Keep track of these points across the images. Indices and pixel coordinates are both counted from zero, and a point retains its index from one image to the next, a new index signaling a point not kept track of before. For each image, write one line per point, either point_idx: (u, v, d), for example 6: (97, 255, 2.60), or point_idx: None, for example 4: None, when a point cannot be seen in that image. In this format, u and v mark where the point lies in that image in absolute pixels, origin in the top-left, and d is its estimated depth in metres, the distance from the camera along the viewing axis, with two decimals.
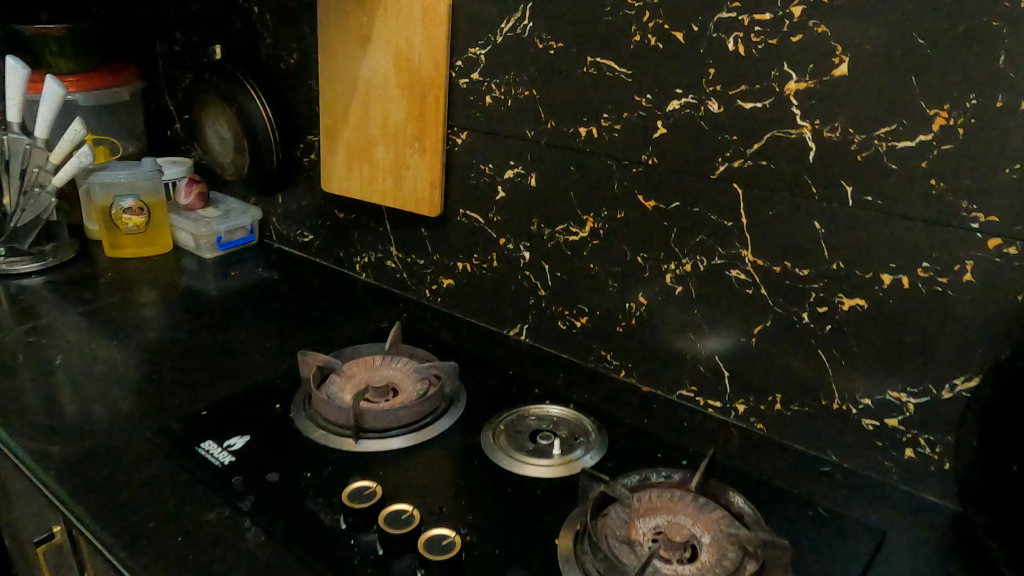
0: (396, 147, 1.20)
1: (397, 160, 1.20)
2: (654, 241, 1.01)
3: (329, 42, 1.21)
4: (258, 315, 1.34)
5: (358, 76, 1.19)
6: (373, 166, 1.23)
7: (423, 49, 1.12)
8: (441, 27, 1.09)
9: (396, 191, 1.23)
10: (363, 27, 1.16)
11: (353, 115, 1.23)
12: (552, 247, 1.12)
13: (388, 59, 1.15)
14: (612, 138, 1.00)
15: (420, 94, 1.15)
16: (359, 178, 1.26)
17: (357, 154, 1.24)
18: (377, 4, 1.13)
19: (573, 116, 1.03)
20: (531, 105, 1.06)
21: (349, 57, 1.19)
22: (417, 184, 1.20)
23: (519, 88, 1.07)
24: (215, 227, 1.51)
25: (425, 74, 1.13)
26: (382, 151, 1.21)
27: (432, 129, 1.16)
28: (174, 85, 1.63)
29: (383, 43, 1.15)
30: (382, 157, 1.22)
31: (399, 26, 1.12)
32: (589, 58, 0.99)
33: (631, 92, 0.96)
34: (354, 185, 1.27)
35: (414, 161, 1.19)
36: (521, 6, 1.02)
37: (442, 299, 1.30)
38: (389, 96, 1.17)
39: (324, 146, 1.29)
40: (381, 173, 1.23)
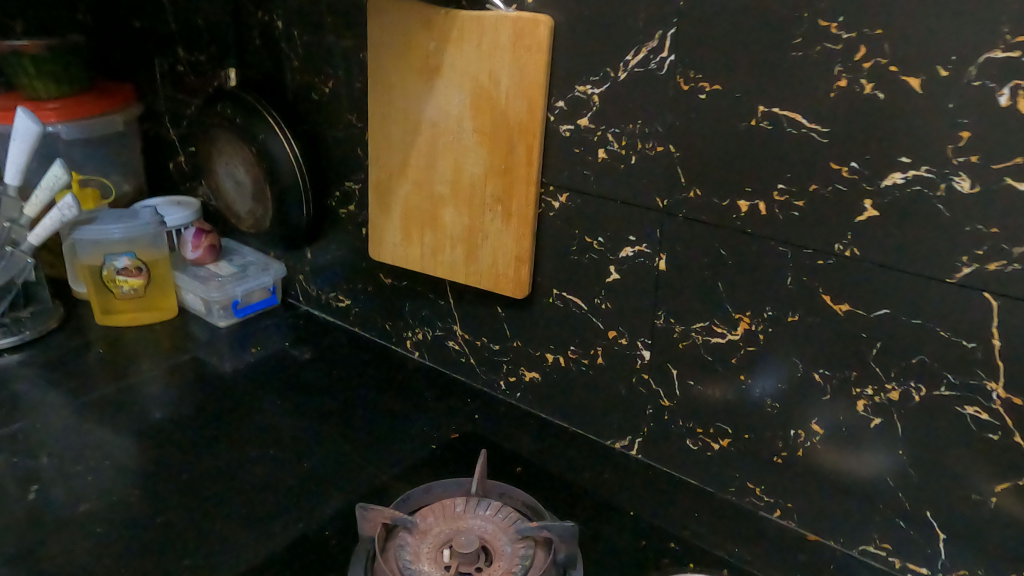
0: (470, 209, 0.92)
1: (472, 226, 0.92)
2: (843, 356, 0.74)
3: (379, 74, 0.92)
4: (289, 410, 1.06)
5: (421, 119, 0.91)
6: (440, 233, 0.95)
7: (512, 85, 0.83)
8: (540, 57, 0.81)
9: (469, 265, 0.95)
10: (429, 55, 0.87)
11: (412, 167, 0.94)
12: (685, 348, 0.85)
13: (463, 99, 0.87)
14: (789, 217, 0.73)
15: (506, 146, 0.86)
16: (419, 246, 0.98)
17: (417, 217, 0.96)
18: (450, 25, 0.84)
19: (729, 183, 0.75)
20: (665, 167, 0.79)
21: (408, 93, 0.91)
22: (498, 258, 0.93)
23: (648, 142, 0.79)
24: (230, 290, 1.23)
25: (514, 119, 0.85)
26: (452, 215, 0.93)
27: (521, 189, 0.88)
28: (178, 112, 1.34)
29: (456, 77, 0.86)
30: (451, 223, 0.94)
31: (480, 55, 0.84)
32: (763, 107, 0.71)
33: (825, 158, 0.69)
34: (412, 255, 0.99)
35: (494, 229, 0.91)
36: (658, 32, 0.74)
37: (523, 394, 1.04)
38: (462, 145, 0.89)
39: (371, 204, 1.00)
40: (450, 241, 0.95)
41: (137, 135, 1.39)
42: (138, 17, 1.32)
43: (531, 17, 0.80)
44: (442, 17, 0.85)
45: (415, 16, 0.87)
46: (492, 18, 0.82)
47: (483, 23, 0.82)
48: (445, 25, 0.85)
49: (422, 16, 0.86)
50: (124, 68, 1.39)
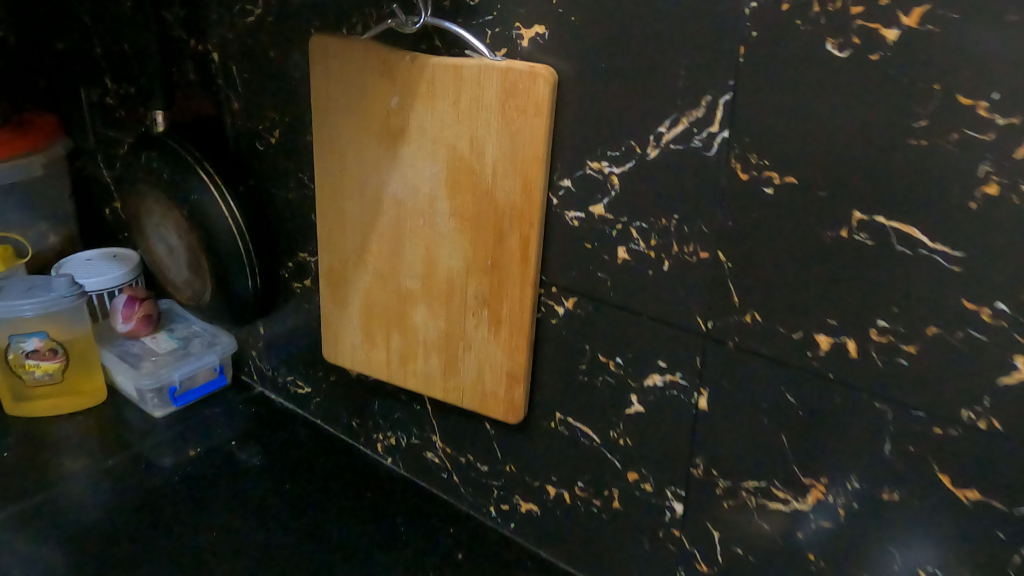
0: (448, 311, 0.70)
1: (450, 332, 0.71)
2: (965, 557, 0.52)
3: (328, 135, 0.71)
4: (225, 542, 0.84)
5: (382, 194, 0.70)
6: (410, 336, 0.74)
7: (501, 157, 0.62)
8: (538, 121, 0.59)
9: (448, 380, 0.73)
10: (392, 114, 0.66)
11: (373, 254, 0.73)
12: (731, 509, 0.63)
13: (436, 172, 0.65)
14: (893, 366, 0.51)
15: (494, 235, 0.64)
16: (385, 350, 0.76)
17: (382, 315, 0.75)
18: (418, 75, 0.63)
19: (804, 309, 0.53)
20: (710, 278, 0.57)
21: (366, 161, 0.70)
22: (484, 373, 0.71)
23: (687, 244, 0.57)
24: (167, 375, 1.02)
25: (504, 202, 0.63)
26: (425, 316, 0.72)
27: (514, 291, 0.66)
28: (110, 152, 1.13)
29: (426, 144, 0.65)
30: (424, 326, 0.72)
31: (457, 117, 0.62)
32: (859, 213, 0.48)
33: (954, 293, 0.47)
34: (377, 360, 0.78)
35: (480, 337, 0.69)
36: (707, 98, 0.52)
37: (518, 526, 0.83)
38: (436, 230, 0.68)
39: (324, 294, 0.79)
40: (423, 348, 0.73)
41: (64, 176, 1.17)
42: (61, 38, 1.10)
43: (527, 69, 0.58)
44: (408, 64, 0.63)
45: (372, 62, 0.66)
46: (474, 68, 0.60)
47: (461, 74, 0.61)
48: (411, 76, 0.64)
49: (381, 63, 0.65)
50: (49, 97, 1.17)
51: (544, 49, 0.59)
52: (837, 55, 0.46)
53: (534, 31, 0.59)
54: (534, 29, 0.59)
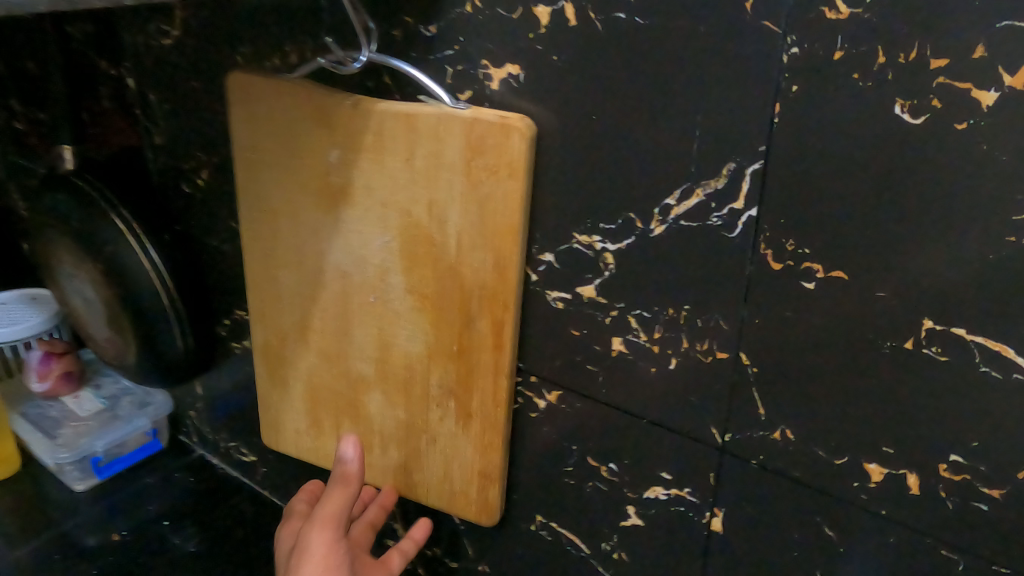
0: (408, 400, 0.59)
1: (411, 424, 0.60)
2: None
3: (258, 192, 0.60)
4: None
5: (323, 264, 0.58)
6: (364, 425, 0.62)
7: (467, 226, 0.50)
8: (512, 185, 0.47)
9: (410, 476, 0.62)
10: (332, 171, 0.54)
11: (316, 333, 0.61)
12: None
13: (388, 241, 0.54)
14: (969, 510, 0.40)
15: (460, 317, 0.53)
16: (334, 438, 0.65)
17: (330, 399, 0.64)
18: (362, 127, 0.51)
19: (853, 432, 0.42)
20: (731, 384, 0.45)
21: (303, 225, 0.58)
22: (451, 471, 0.59)
23: (700, 341, 0.45)
24: (90, 445, 0.87)
25: (472, 280, 0.51)
26: (380, 405, 0.61)
27: (485, 381, 0.54)
28: (22, 183, 0.98)
29: (375, 208, 0.53)
30: (379, 416, 0.61)
31: (411, 177, 0.51)
32: (931, 321, 0.37)
33: None
34: (326, 448, 0.67)
35: (445, 432, 0.58)
36: (729, 166, 0.41)
37: None
38: (390, 308, 0.56)
39: (261, 373, 0.67)
40: (380, 439, 0.62)
41: None
42: None
43: (497, 119, 0.46)
44: (348, 112, 0.51)
45: (304, 108, 0.53)
46: (431, 117, 0.48)
47: (415, 123, 0.49)
48: (352, 127, 0.52)
49: (315, 111, 0.53)
50: None
51: (519, 94, 0.47)
52: (908, 121, 0.35)
53: (506, 71, 0.47)
54: (505, 69, 0.47)
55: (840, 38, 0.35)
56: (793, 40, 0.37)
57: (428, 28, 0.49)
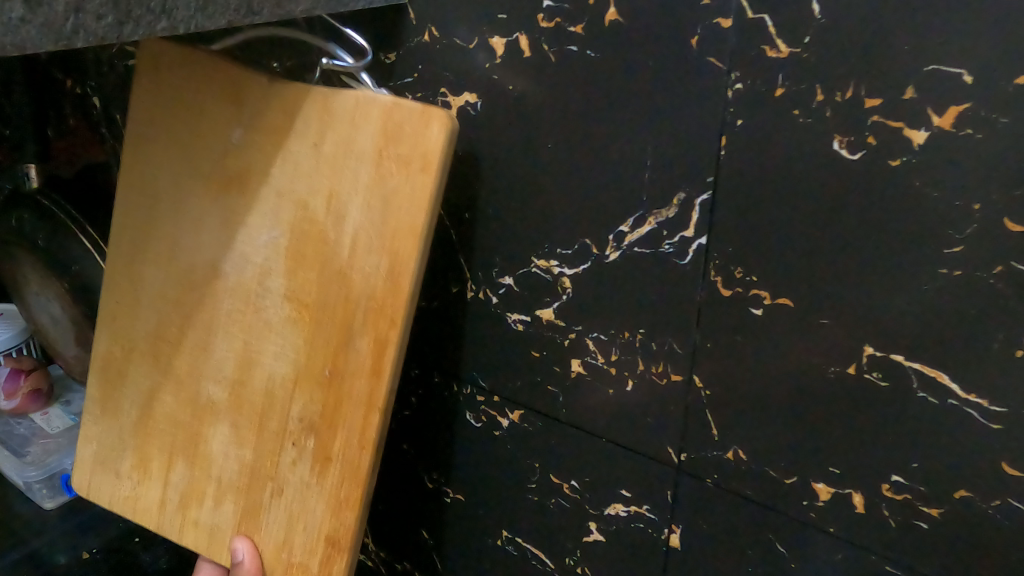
0: (258, 438, 0.53)
1: (257, 467, 0.53)
2: None
3: (145, 175, 0.55)
4: None
5: (196, 261, 0.54)
6: (200, 468, 0.55)
7: (365, 226, 0.46)
8: (423, 180, 0.44)
9: (238, 538, 0.53)
10: (230, 151, 0.51)
11: (169, 344, 0.56)
12: None
13: (275, 237, 0.50)
14: (910, 527, 0.41)
15: (340, 331, 0.48)
16: (160, 484, 0.57)
17: (167, 429, 0.57)
18: (269, 109, 0.49)
19: (803, 453, 0.43)
20: (684, 406, 0.46)
21: (185, 214, 0.54)
22: (294, 534, 0.51)
23: (655, 363, 0.47)
24: (60, 462, 0.83)
25: (360, 289, 0.47)
26: (224, 442, 0.54)
27: (354, 413, 0.48)
28: None
29: (268, 199, 0.50)
30: (220, 459, 0.54)
31: (315, 165, 0.47)
32: (870, 348, 0.39)
33: (987, 454, 0.37)
34: (145, 500, 0.58)
35: (296, 480, 0.51)
36: (679, 195, 0.42)
37: None
38: (261, 319, 0.51)
39: (93, 395, 0.61)
40: (213, 489, 0.55)
41: None
42: None
43: (419, 107, 0.44)
44: (263, 90, 0.49)
45: (216, 77, 0.51)
46: (350, 99, 0.46)
47: (332, 106, 0.46)
48: (261, 105, 0.49)
49: (224, 83, 0.50)
50: None
51: (476, 121, 0.48)
52: (846, 157, 0.36)
53: (464, 99, 0.48)
54: (463, 97, 0.48)
55: (782, 76, 0.37)
56: (736, 76, 0.38)
57: (387, 56, 0.51)
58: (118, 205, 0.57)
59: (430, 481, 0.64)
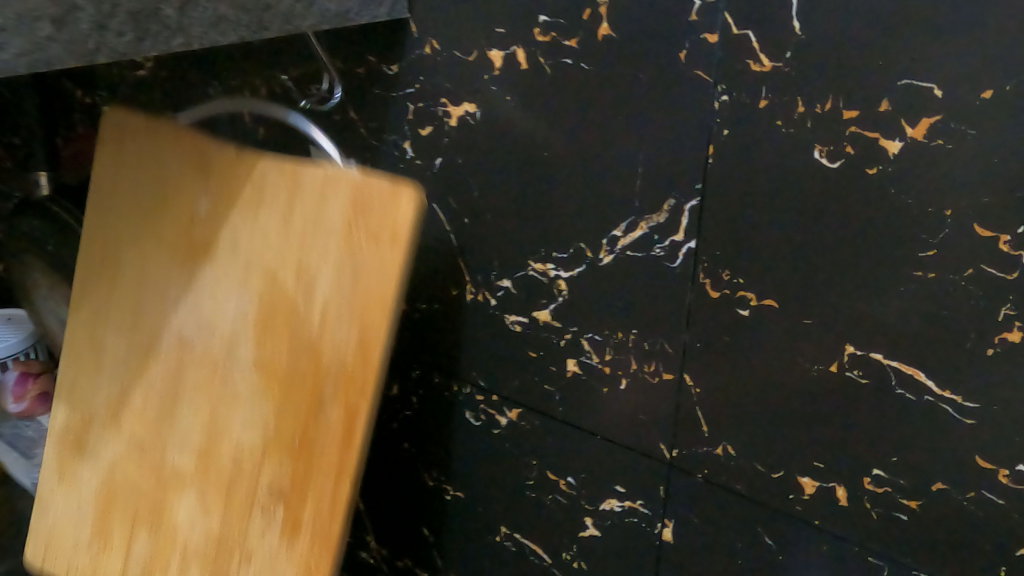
0: (225, 506, 0.51)
1: (223, 536, 0.51)
2: None
3: (111, 240, 0.56)
4: None
5: (162, 331, 0.53)
6: (166, 536, 0.54)
7: (336, 298, 0.47)
8: (393, 255, 0.45)
9: None
10: (198, 222, 0.51)
11: (131, 411, 0.55)
12: None
13: (244, 307, 0.50)
14: (891, 519, 0.43)
15: (308, 401, 0.48)
16: (121, 554, 0.55)
17: (127, 500, 0.55)
18: (235, 183, 0.49)
19: (789, 449, 0.45)
20: (675, 403, 0.48)
21: (151, 285, 0.54)
22: None
23: (647, 362, 0.48)
24: None
25: (330, 359, 0.48)
26: (190, 511, 0.53)
27: (324, 481, 0.48)
28: None
29: (238, 268, 0.50)
30: (186, 527, 0.53)
31: (285, 236, 0.48)
32: (851, 347, 0.40)
33: (962, 448, 0.39)
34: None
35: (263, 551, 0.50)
36: (669, 201, 0.44)
37: None
38: (230, 389, 0.51)
39: (48, 466, 0.59)
40: (178, 559, 0.53)
41: None
42: None
43: (386, 183, 0.44)
44: (229, 159, 0.49)
45: (183, 148, 0.51)
46: (318, 175, 0.46)
47: (301, 179, 0.47)
48: (229, 180, 0.49)
49: (192, 156, 0.51)
50: None
51: (475, 130, 0.50)
52: (826, 165, 0.38)
53: (464, 109, 0.50)
54: (462, 107, 0.50)
55: (765, 88, 0.39)
56: (722, 88, 0.40)
57: (390, 67, 0.53)
58: (82, 274, 0.57)
59: (430, 479, 0.66)
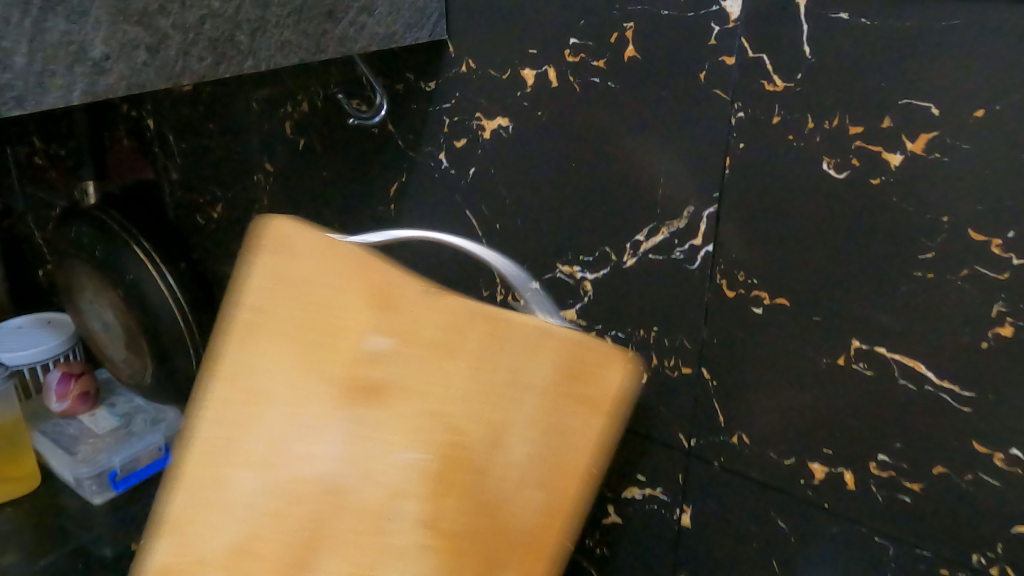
0: None
1: None
2: None
3: (236, 364, 0.45)
4: None
5: (303, 472, 0.45)
6: None
7: (531, 462, 0.45)
8: (597, 421, 0.44)
9: None
10: (370, 361, 0.44)
11: (257, 561, 0.46)
12: None
13: (414, 459, 0.45)
14: (894, 502, 0.46)
15: (477, 570, 0.46)
16: None
17: None
18: (423, 326, 0.44)
19: (800, 437, 0.48)
20: (694, 396, 0.52)
21: (299, 420, 0.45)
22: None
23: (668, 358, 0.52)
24: (106, 461, 0.87)
25: (513, 527, 0.45)
26: None
27: None
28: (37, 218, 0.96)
29: (416, 415, 0.45)
30: None
31: (473, 395, 0.44)
32: (858, 341, 0.44)
33: (960, 434, 0.42)
34: None
35: None
36: (689, 208, 0.48)
37: None
38: (390, 539, 0.46)
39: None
40: None
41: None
42: None
43: (601, 347, 0.43)
44: (427, 295, 0.44)
45: (371, 283, 0.44)
46: (530, 330, 0.43)
47: (502, 329, 0.43)
48: (417, 324, 0.44)
49: (375, 288, 0.44)
50: None
51: (507, 143, 0.54)
52: (834, 175, 0.42)
53: (497, 123, 0.54)
54: (496, 121, 0.54)
55: (778, 106, 0.42)
56: (739, 105, 0.44)
57: (427, 84, 0.57)
58: (198, 388, 0.45)
59: None
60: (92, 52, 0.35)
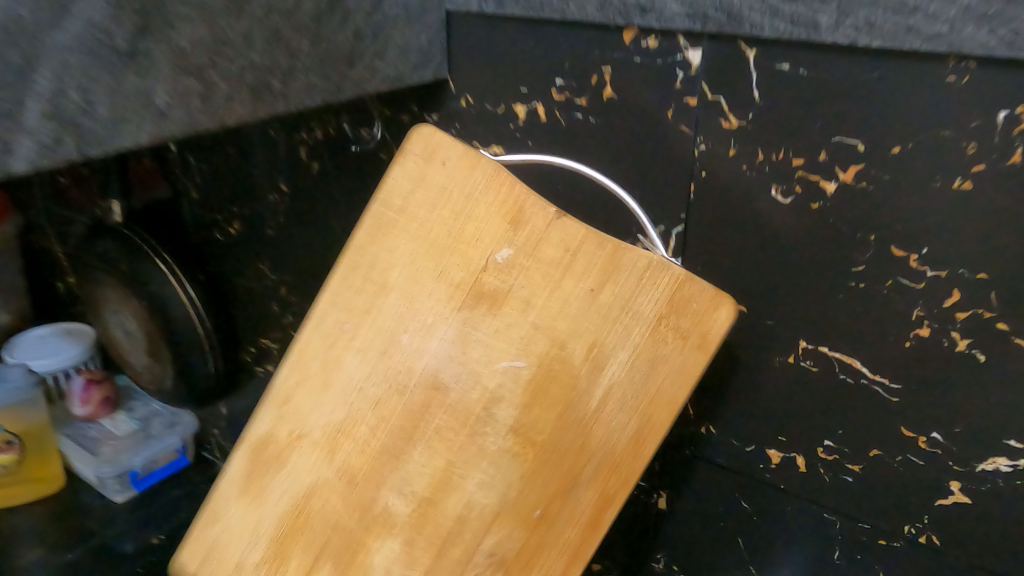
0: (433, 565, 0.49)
1: None
2: None
3: (396, 254, 0.48)
4: None
5: (406, 367, 0.49)
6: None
7: (622, 383, 0.46)
8: (695, 357, 0.45)
9: None
10: (493, 269, 0.47)
11: (345, 445, 0.50)
12: None
13: (518, 366, 0.47)
14: (839, 481, 0.53)
15: (561, 481, 0.47)
16: None
17: (317, 531, 0.50)
18: (559, 238, 0.46)
19: (759, 426, 0.55)
20: None
21: (391, 315, 0.49)
22: None
23: None
24: (129, 460, 0.94)
25: (596, 446, 0.47)
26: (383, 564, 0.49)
27: (556, 559, 0.48)
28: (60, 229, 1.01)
29: (522, 328, 0.47)
30: None
31: (586, 312, 0.46)
32: (805, 342, 0.51)
33: (891, 420, 0.49)
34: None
35: None
36: (660, 227, 0.55)
37: None
38: (479, 447, 0.48)
39: (233, 476, 0.52)
40: None
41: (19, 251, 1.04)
42: None
43: (711, 290, 0.45)
44: (548, 216, 0.46)
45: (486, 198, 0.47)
46: (639, 261, 0.45)
47: (620, 258, 0.45)
48: (541, 238, 0.46)
49: (507, 205, 0.46)
50: None
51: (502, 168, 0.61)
52: (781, 200, 0.49)
53: (493, 151, 0.61)
54: (492, 149, 0.61)
55: (734, 140, 0.50)
56: (701, 139, 0.51)
57: (431, 116, 0.64)
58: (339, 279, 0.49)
59: None
60: (157, 101, 0.42)
